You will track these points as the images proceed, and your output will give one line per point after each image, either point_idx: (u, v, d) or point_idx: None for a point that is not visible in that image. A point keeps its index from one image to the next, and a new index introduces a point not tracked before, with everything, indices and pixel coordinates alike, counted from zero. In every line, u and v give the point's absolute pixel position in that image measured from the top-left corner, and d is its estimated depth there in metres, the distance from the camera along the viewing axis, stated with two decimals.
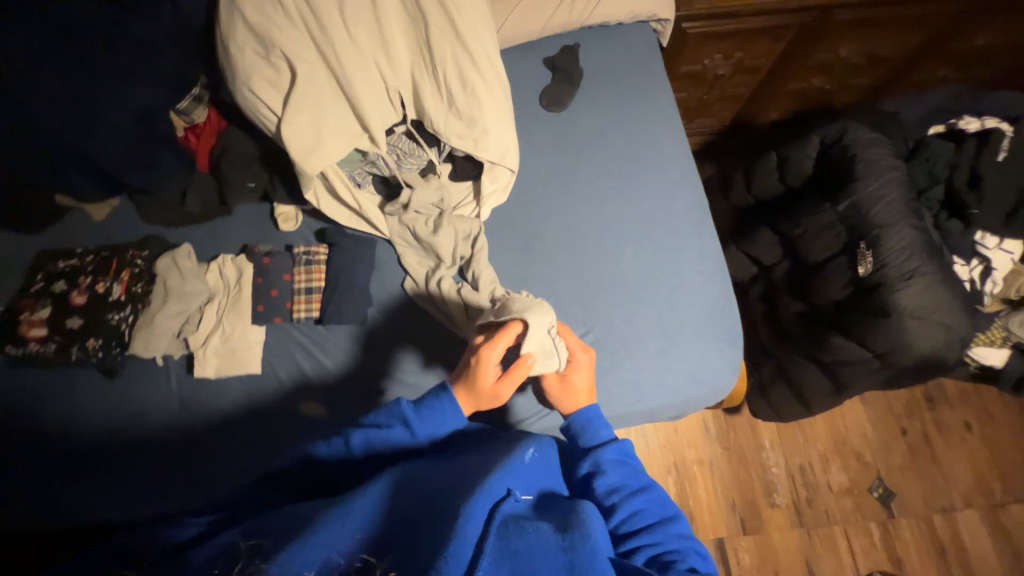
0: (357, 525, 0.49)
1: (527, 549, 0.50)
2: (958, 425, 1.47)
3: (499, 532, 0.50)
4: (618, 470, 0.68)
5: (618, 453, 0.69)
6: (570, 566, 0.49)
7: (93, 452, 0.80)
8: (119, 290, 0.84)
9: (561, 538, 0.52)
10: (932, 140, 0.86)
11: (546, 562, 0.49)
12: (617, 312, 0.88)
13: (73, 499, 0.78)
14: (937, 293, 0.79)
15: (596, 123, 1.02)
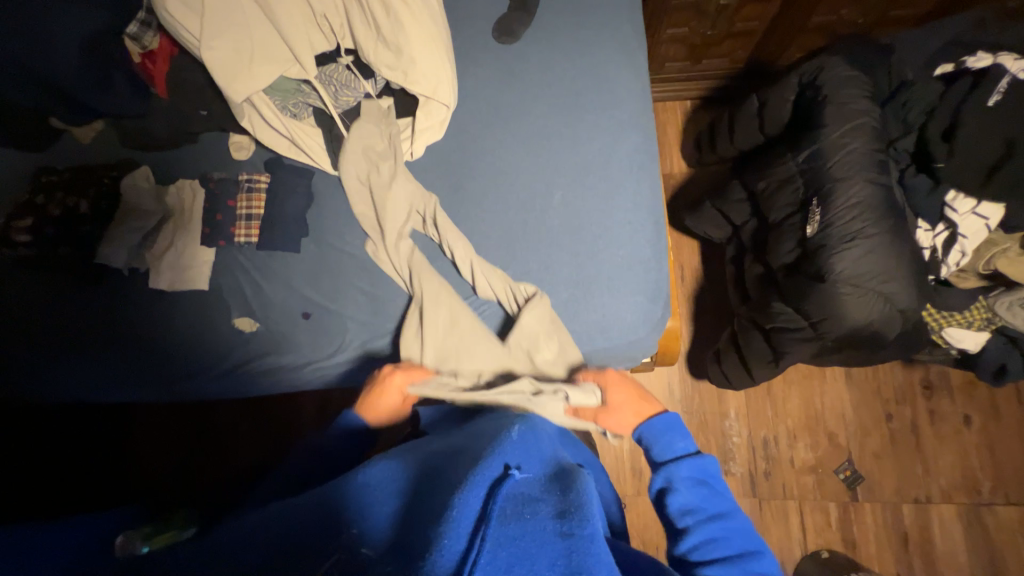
0: (381, 505, 0.54)
1: (522, 534, 0.48)
2: (955, 417, 1.34)
3: (498, 516, 0.49)
4: (691, 491, 0.65)
5: (694, 476, 0.66)
6: (568, 553, 0.47)
7: (99, 344, 0.93)
8: (87, 204, 0.95)
9: (559, 522, 0.50)
10: (915, 82, 0.76)
11: (543, 552, 0.47)
12: (538, 256, 0.87)
13: (80, 382, 0.93)
14: (879, 257, 0.71)
15: (547, 55, 0.95)
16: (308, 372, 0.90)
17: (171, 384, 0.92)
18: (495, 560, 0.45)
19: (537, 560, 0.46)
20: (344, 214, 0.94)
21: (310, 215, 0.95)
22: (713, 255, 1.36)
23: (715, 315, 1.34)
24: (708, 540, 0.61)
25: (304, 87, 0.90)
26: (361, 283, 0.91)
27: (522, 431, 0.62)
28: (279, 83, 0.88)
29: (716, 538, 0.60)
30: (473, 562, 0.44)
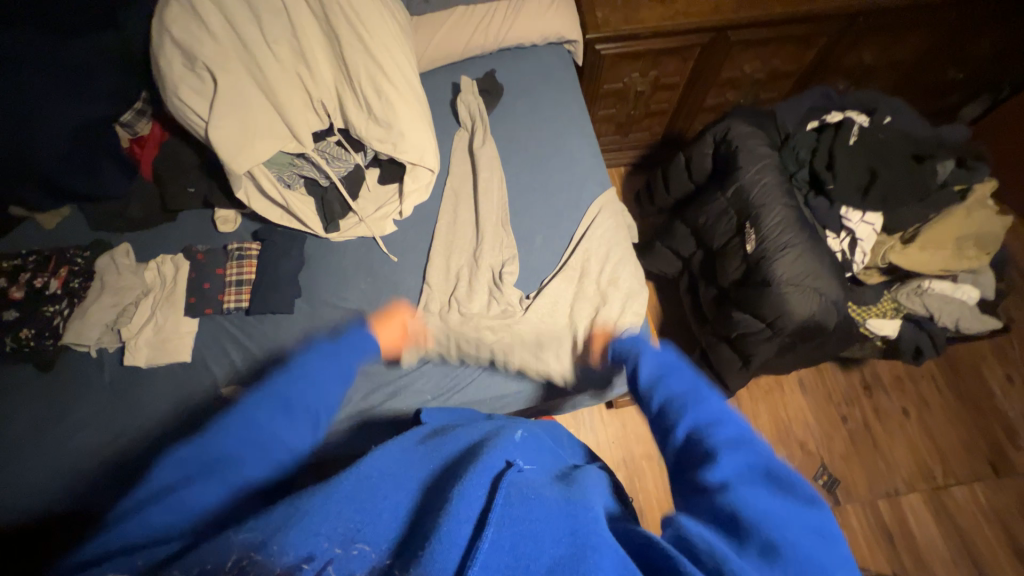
0: (382, 518, 0.44)
1: (530, 519, 0.45)
2: (895, 411, 1.51)
3: (505, 498, 0.46)
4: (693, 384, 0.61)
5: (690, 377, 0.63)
6: (574, 531, 0.45)
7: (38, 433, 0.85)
8: (56, 283, 0.91)
9: (565, 502, 0.48)
10: (798, 132, 1.00)
11: (548, 529, 0.45)
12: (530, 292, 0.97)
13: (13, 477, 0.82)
14: (807, 260, 0.89)
15: (512, 129, 1.13)
16: None
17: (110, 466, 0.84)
18: (500, 540, 0.42)
19: (541, 538, 0.44)
20: (339, 274, 0.98)
21: (301, 277, 0.98)
22: (668, 290, 1.52)
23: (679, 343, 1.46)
24: (699, 417, 0.56)
25: (298, 160, 0.98)
26: (361, 334, 0.93)
27: (525, 437, 0.59)
28: (275, 156, 0.95)
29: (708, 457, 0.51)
30: (476, 553, 0.41)
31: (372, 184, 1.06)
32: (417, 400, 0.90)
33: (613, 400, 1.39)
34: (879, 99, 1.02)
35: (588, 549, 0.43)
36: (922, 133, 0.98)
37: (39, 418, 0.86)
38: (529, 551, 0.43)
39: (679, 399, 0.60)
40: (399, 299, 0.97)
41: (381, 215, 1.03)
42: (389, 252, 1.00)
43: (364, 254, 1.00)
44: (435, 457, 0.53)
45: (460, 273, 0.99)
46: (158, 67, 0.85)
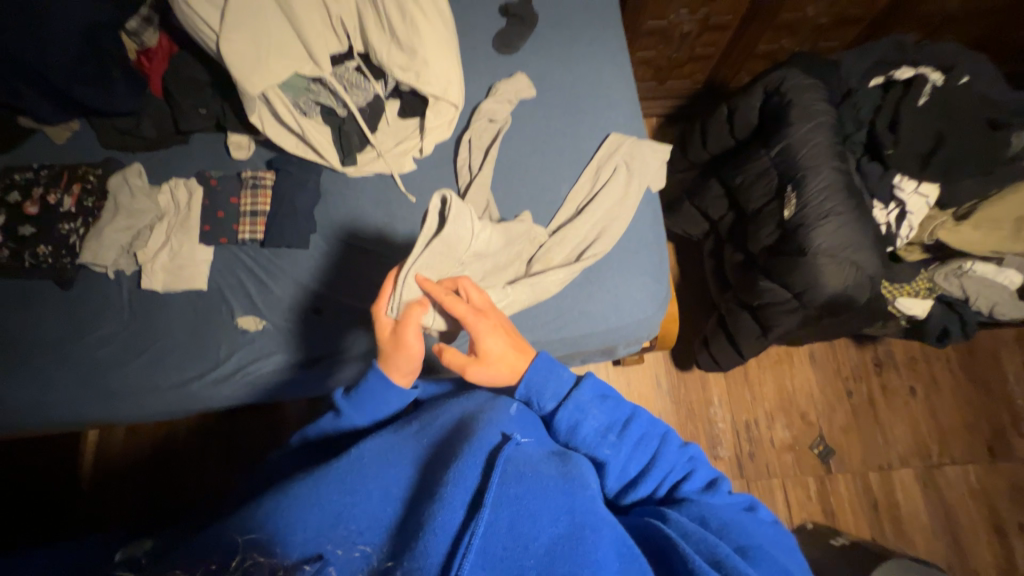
0: (378, 502, 0.45)
1: (527, 495, 0.45)
2: (902, 389, 1.51)
3: (501, 477, 0.45)
4: (597, 404, 0.55)
5: (598, 389, 0.56)
6: (572, 510, 0.44)
7: (57, 352, 0.87)
8: (70, 201, 0.90)
9: (564, 478, 0.47)
10: (860, 89, 0.91)
11: (545, 506, 0.44)
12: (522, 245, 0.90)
13: (33, 397, 0.85)
14: (848, 231, 0.84)
15: (546, 64, 1.04)
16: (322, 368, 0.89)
17: (122, 398, 0.86)
18: (497, 523, 0.43)
19: (539, 516, 0.43)
20: (357, 212, 0.95)
21: (319, 213, 0.95)
22: (689, 251, 1.47)
23: (694, 307, 1.44)
24: (622, 461, 0.54)
25: (314, 85, 0.91)
26: (377, 276, 0.91)
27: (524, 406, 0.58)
28: (290, 80, 0.88)
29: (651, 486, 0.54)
30: (470, 539, 0.41)
31: (391, 118, 1.00)
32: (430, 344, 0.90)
33: (620, 358, 1.40)
34: (960, 55, 0.91)
35: (586, 526, 0.43)
36: (1003, 97, 0.88)
37: (60, 339, 0.88)
38: (528, 531, 0.43)
39: (580, 431, 0.54)
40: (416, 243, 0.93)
41: (400, 151, 0.97)
42: (408, 191, 0.96)
43: (384, 193, 0.96)
44: (432, 430, 0.53)
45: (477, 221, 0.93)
46: None
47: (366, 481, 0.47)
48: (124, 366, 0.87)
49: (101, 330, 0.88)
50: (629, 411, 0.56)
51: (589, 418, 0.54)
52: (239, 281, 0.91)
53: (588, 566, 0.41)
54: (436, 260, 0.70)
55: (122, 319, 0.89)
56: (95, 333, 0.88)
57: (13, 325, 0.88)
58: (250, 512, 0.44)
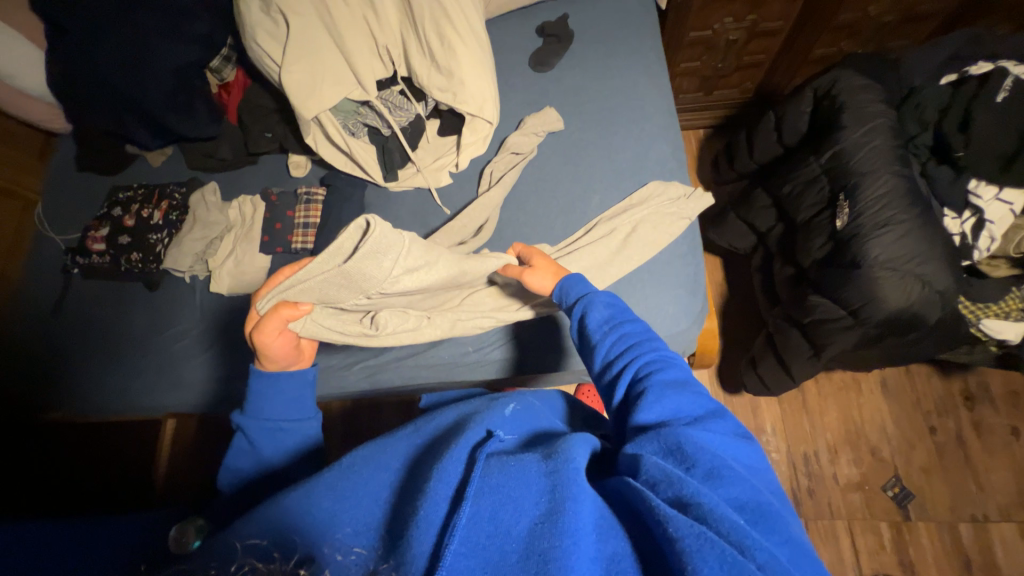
0: (366, 505, 0.47)
1: (507, 484, 0.45)
2: (1001, 428, 1.30)
3: (481, 466, 0.47)
4: (605, 306, 0.62)
5: (607, 296, 0.64)
6: (551, 489, 0.45)
7: (140, 346, 1.00)
8: (159, 215, 1.04)
9: (544, 462, 0.48)
10: (925, 86, 0.83)
11: (527, 493, 0.45)
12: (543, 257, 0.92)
13: (120, 384, 0.98)
14: (911, 240, 0.76)
15: (580, 79, 1.06)
16: (357, 370, 0.95)
17: (189, 390, 0.97)
18: (478, 512, 0.43)
19: (520, 502, 0.44)
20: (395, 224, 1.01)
21: None
22: (738, 267, 1.39)
23: (743, 325, 1.35)
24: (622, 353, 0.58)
25: (362, 109, 0.99)
26: None
27: (517, 410, 0.60)
28: (341, 104, 0.96)
29: (630, 381, 0.55)
30: (452, 529, 0.41)
31: (431, 136, 1.06)
32: (457, 352, 0.93)
33: None
34: None
35: (566, 501, 0.43)
36: None
37: (143, 336, 1.01)
38: (509, 517, 0.43)
39: (587, 318, 0.62)
40: None
41: (438, 167, 1.03)
42: (443, 204, 1.01)
43: (421, 206, 1.01)
44: (424, 432, 0.56)
45: (508, 233, 0.96)
46: (240, 12, 0.89)
47: (354, 487, 0.48)
48: (190, 361, 0.98)
49: (174, 328, 1.00)
50: (632, 316, 0.61)
51: (596, 309, 0.62)
52: None
53: (567, 535, 0.40)
54: (335, 288, 0.63)
55: (191, 319, 1.00)
56: (169, 331, 1.00)
57: (109, 321, 1.02)
58: (247, 523, 0.46)
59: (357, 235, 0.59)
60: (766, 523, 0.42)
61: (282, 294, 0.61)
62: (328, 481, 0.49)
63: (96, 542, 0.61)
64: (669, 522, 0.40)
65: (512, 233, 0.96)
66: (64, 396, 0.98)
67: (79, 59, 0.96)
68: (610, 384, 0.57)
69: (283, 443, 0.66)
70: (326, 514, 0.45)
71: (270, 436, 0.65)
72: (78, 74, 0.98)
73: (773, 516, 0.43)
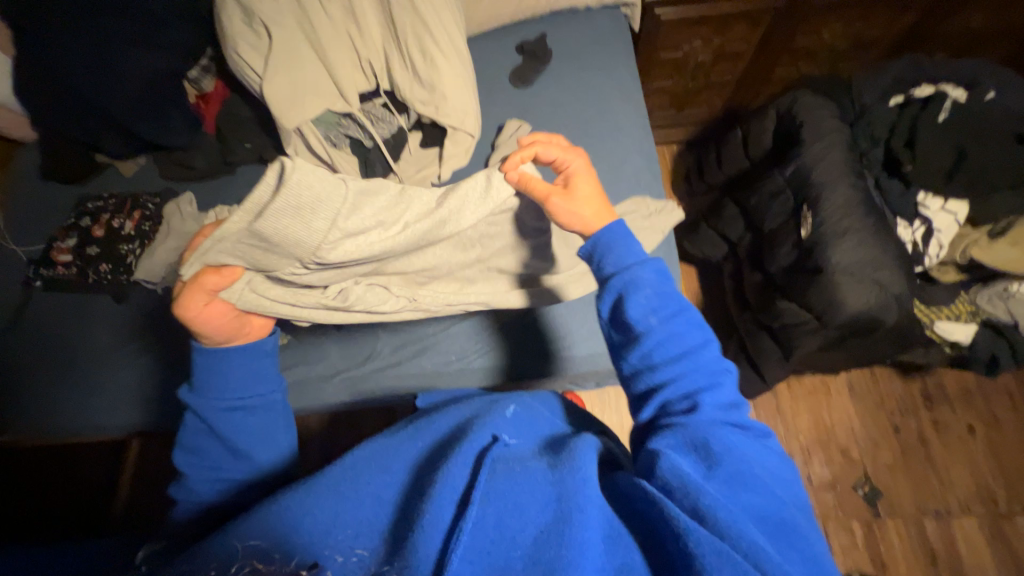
0: (370, 506, 0.47)
1: (515, 491, 0.47)
2: (958, 426, 1.38)
3: (488, 472, 0.48)
4: (650, 295, 0.55)
5: (656, 274, 0.56)
6: (560, 498, 0.46)
7: (108, 361, 0.96)
8: (131, 226, 1.00)
9: (551, 470, 0.49)
10: (875, 105, 0.90)
11: (535, 500, 0.47)
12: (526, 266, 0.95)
13: (85, 400, 0.93)
14: (866, 249, 0.81)
15: (559, 95, 1.10)
16: (338, 381, 0.94)
17: (161, 405, 0.93)
18: (484, 518, 0.45)
19: (526, 509, 0.46)
20: None
21: None
22: (712, 275, 1.44)
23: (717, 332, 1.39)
24: (665, 347, 0.53)
25: (344, 120, 0.98)
26: None
27: (518, 411, 0.60)
28: (323, 115, 0.96)
29: (672, 383, 0.52)
30: (459, 537, 0.43)
31: (413, 148, 1.05)
32: (441, 360, 0.94)
33: None
34: (982, 71, 0.88)
35: (574, 512, 0.45)
36: None
37: (111, 350, 0.96)
38: (515, 524, 0.45)
39: (631, 304, 0.55)
40: None
41: (420, 178, 1.03)
42: None
43: None
44: (427, 433, 0.56)
45: None
46: (220, 24, 0.90)
47: (360, 488, 0.48)
48: (162, 376, 0.94)
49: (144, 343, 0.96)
50: (681, 302, 0.55)
51: (644, 292, 0.55)
52: None
53: (575, 546, 0.42)
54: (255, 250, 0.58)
55: (163, 332, 0.97)
56: (140, 345, 0.96)
57: (73, 335, 0.98)
58: (242, 522, 0.46)
59: (274, 186, 0.54)
60: (784, 538, 0.44)
61: (204, 261, 0.58)
62: (329, 480, 0.48)
63: (60, 565, 0.58)
64: (689, 535, 0.41)
65: None
66: (23, 414, 0.93)
67: (45, 64, 0.93)
68: (646, 381, 0.54)
69: (242, 428, 0.61)
70: (326, 517, 0.46)
71: (230, 420, 0.61)
72: (47, 81, 0.95)
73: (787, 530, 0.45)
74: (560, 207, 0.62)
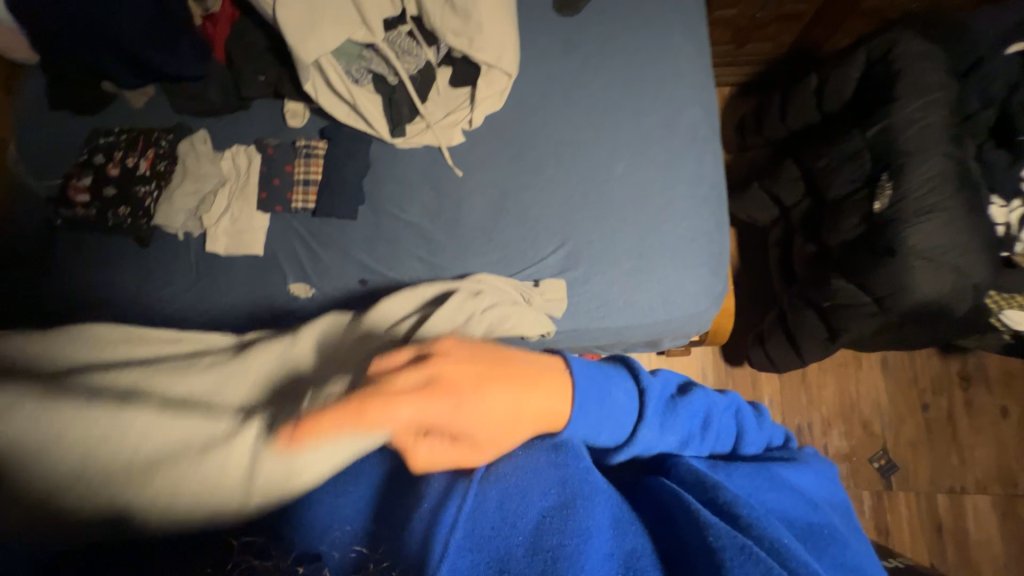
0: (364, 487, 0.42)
1: (517, 473, 0.45)
2: (992, 408, 1.34)
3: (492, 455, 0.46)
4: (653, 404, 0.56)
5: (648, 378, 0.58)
6: (564, 480, 0.45)
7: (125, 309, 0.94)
8: (145, 165, 0.96)
9: (554, 452, 0.48)
10: (994, 58, 0.78)
11: (537, 484, 0.44)
12: (560, 230, 0.89)
13: None
14: (955, 229, 0.72)
15: (609, 26, 0.95)
16: None
17: None
18: (485, 501, 0.42)
19: (529, 493, 0.43)
20: (403, 186, 0.94)
21: (366, 183, 0.96)
22: (755, 240, 1.35)
23: (752, 300, 1.33)
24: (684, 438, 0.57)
25: (367, 53, 0.91)
26: (422, 253, 0.91)
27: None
28: (344, 47, 0.89)
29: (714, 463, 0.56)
30: (460, 517, 0.40)
31: (441, 89, 0.95)
32: None
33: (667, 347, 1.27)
34: None
35: (577, 498, 0.44)
36: None
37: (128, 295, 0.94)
38: (518, 507, 0.42)
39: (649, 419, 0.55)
40: (460, 223, 0.92)
41: (450, 122, 0.93)
42: (455, 164, 0.94)
43: (430, 168, 0.94)
44: None
45: (522, 203, 0.91)
46: None
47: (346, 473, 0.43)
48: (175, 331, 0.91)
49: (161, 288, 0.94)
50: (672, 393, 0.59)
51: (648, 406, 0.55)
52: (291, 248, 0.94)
53: (578, 533, 0.41)
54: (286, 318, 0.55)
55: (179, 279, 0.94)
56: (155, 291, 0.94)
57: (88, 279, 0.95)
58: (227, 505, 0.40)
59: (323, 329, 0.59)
60: (812, 541, 0.49)
61: None
62: None
63: None
64: (711, 528, 0.42)
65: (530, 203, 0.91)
66: None
67: None
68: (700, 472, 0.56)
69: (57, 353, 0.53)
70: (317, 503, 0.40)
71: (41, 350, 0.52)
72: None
73: (827, 535, 0.50)
74: (469, 425, 0.43)
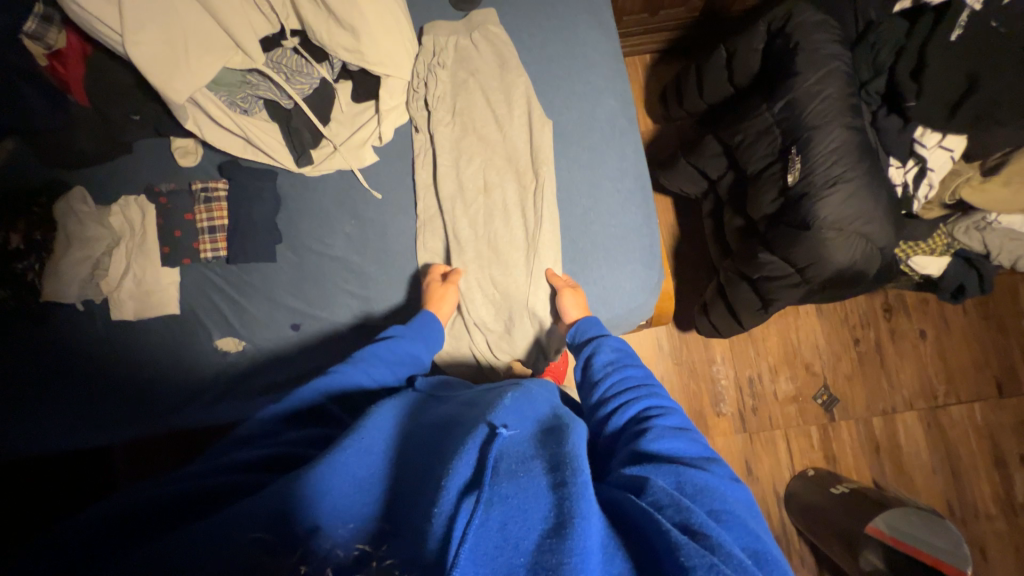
0: (353, 493, 0.43)
1: (514, 493, 0.40)
2: (912, 332, 1.47)
3: (491, 471, 0.42)
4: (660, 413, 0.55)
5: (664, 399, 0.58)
6: (564, 498, 0.39)
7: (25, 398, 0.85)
8: (18, 238, 0.83)
9: (557, 467, 0.42)
10: (881, 22, 0.81)
11: (537, 506, 0.39)
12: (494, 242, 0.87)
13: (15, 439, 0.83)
14: (860, 200, 0.75)
15: (512, 18, 0.90)
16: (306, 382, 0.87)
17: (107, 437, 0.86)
18: (488, 522, 0.37)
19: (531, 513, 0.38)
20: (321, 219, 0.88)
21: (280, 220, 0.89)
22: (690, 210, 1.38)
23: (694, 268, 1.37)
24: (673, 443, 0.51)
25: (250, 77, 0.83)
26: (354, 288, 0.87)
27: (517, 397, 0.54)
28: (221, 75, 0.81)
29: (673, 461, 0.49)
30: (459, 541, 0.36)
31: (345, 104, 0.90)
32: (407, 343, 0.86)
33: None
34: None
35: (577, 517, 0.37)
36: None
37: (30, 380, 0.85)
38: (518, 530, 0.37)
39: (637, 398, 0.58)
40: (388, 249, 0.88)
41: (360, 142, 0.89)
42: (372, 188, 0.89)
43: (346, 196, 0.88)
44: (419, 424, 0.53)
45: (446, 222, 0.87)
46: None
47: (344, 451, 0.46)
48: (96, 409, 0.85)
49: (66, 371, 0.85)
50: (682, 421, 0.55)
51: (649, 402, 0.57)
52: (211, 303, 0.88)
53: (577, 551, 0.35)
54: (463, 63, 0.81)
55: (84, 352, 0.86)
56: (61, 372, 0.85)
57: None
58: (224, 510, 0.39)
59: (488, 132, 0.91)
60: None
61: None
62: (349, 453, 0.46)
63: None
64: (681, 548, 0.36)
65: (455, 222, 0.86)
66: None
67: None
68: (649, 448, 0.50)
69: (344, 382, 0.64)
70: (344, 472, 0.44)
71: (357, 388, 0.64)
72: None
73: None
74: None
